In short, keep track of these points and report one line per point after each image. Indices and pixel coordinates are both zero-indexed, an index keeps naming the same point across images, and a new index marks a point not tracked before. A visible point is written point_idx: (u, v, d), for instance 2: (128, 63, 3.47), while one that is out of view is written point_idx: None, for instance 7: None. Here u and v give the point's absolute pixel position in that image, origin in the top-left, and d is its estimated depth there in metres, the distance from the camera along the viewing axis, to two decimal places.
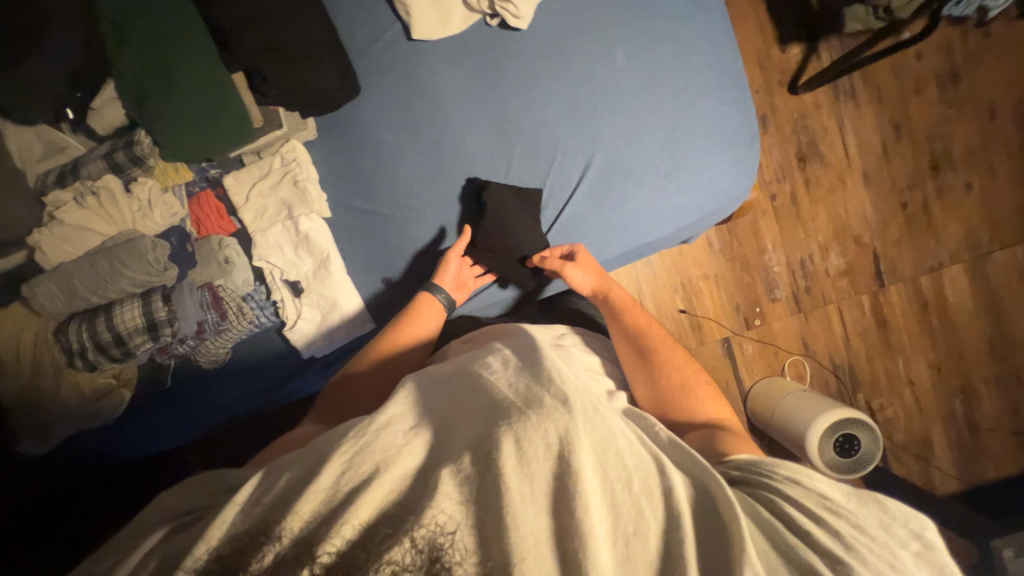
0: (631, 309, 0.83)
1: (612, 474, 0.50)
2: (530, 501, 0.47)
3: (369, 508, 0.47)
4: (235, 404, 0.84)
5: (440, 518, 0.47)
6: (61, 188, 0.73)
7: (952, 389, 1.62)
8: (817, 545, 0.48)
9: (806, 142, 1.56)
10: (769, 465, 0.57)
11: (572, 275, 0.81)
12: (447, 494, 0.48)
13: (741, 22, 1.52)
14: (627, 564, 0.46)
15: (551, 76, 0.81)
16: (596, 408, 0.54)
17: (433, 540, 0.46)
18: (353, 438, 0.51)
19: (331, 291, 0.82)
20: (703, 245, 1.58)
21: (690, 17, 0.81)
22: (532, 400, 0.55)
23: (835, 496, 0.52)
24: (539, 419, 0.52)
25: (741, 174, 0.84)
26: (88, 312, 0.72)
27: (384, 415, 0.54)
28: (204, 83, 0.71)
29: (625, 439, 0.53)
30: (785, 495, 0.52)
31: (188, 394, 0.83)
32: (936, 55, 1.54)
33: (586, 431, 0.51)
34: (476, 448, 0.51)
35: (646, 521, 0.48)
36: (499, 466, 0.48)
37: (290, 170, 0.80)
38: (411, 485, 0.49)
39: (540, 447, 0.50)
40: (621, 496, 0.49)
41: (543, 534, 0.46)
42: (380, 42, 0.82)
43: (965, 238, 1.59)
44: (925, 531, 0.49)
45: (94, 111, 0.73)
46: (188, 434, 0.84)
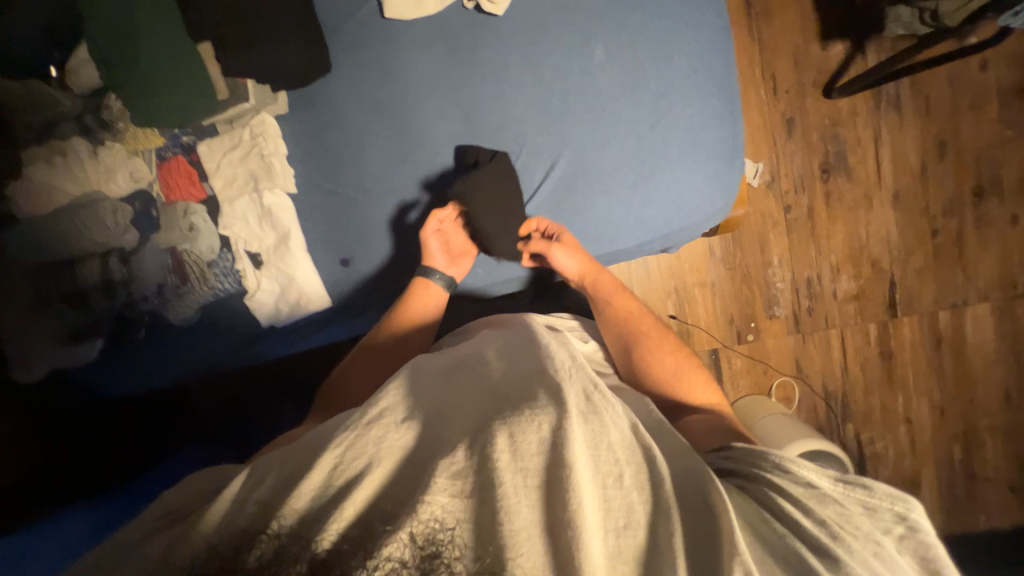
0: (615, 297, 0.83)
1: (605, 468, 0.49)
2: (525, 496, 0.46)
3: (362, 502, 0.46)
4: (205, 359, 0.87)
5: (436, 513, 0.46)
6: (41, 145, 0.74)
7: (954, 433, 1.52)
8: (805, 534, 0.47)
9: (833, 152, 1.43)
10: (759, 455, 0.56)
11: (556, 257, 0.78)
12: (441, 484, 0.47)
13: (779, 11, 1.38)
14: (617, 557, 0.45)
15: (524, 68, 0.78)
16: (589, 402, 0.54)
17: (431, 537, 0.45)
18: (348, 431, 0.52)
19: (289, 267, 0.85)
20: (704, 250, 1.49)
21: (680, 15, 0.76)
22: (528, 393, 0.56)
23: (823, 483, 0.50)
24: (532, 412, 0.52)
25: (716, 192, 0.79)
26: (52, 266, 0.76)
27: (377, 407, 0.54)
28: (171, 54, 0.75)
29: (618, 432, 0.53)
30: (774, 484, 0.51)
31: (158, 347, 0.85)
32: (1001, 67, 1.37)
33: (578, 425, 0.51)
34: (470, 440, 0.50)
35: (637, 514, 0.47)
36: (493, 460, 0.48)
37: (257, 144, 0.81)
38: (408, 476, 0.49)
39: (534, 440, 0.49)
40: (613, 490, 0.48)
41: (539, 530, 0.45)
42: (353, 18, 0.80)
43: (998, 275, 1.45)
44: (912, 512, 0.48)
45: (70, 71, 0.75)
46: (162, 380, 0.88)
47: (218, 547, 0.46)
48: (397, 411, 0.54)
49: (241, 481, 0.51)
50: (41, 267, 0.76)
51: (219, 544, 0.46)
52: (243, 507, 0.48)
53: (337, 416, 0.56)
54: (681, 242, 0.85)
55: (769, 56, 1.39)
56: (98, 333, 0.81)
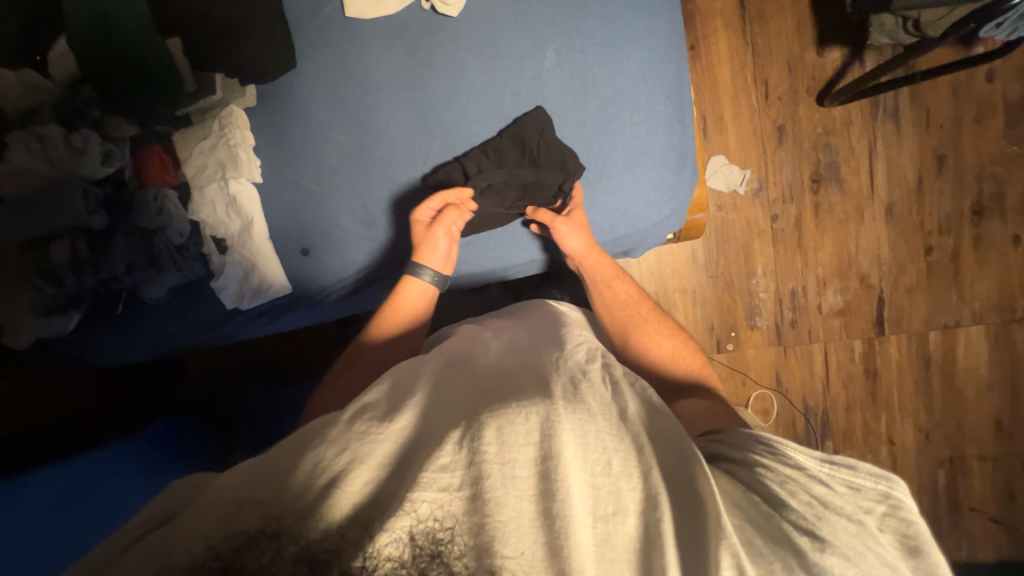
0: (614, 282, 0.84)
1: (593, 457, 0.53)
2: (514, 487, 0.50)
3: (354, 499, 0.49)
4: (178, 336, 0.95)
5: (429, 510, 0.49)
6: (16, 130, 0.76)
7: (939, 459, 1.46)
8: (791, 514, 0.49)
9: (825, 162, 1.39)
10: (751, 439, 0.58)
11: (565, 232, 0.80)
12: (432, 478, 0.50)
13: (774, 16, 1.34)
14: (606, 543, 0.49)
15: (478, 71, 0.80)
16: (575, 395, 0.58)
17: (428, 535, 0.49)
18: (335, 428, 0.54)
19: (251, 254, 0.89)
20: (686, 257, 1.46)
21: (631, 21, 0.76)
22: (517, 389, 0.60)
23: (811, 464, 0.53)
24: (519, 406, 0.56)
25: (663, 200, 0.81)
26: (26, 245, 0.78)
27: (360, 403, 0.57)
28: (139, 48, 0.77)
29: (605, 421, 0.56)
30: (764, 465, 0.54)
31: (136, 321, 0.93)
32: (1007, 81, 1.31)
33: (565, 417, 0.55)
34: (462, 432, 0.54)
35: (625, 502, 0.51)
36: (481, 453, 0.51)
37: (224, 134, 0.85)
38: (396, 468, 0.52)
39: (521, 432, 0.53)
40: (601, 478, 0.52)
41: (529, 521, 0.49)
42: (319, 17, 0.83)
43: (994, 297, 1.40)
44: (894, 491, 0.51)
45: (50, 61, 0.79)
46: (141, 354, 0.97)
47: (217, 547, 0.48)
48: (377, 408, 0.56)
49: (228, 477, 0.53)
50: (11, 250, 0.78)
51: (222, 541, 0.48)
52: (245, 509, 0.50)
53: (322, 415, 0.58)
54: (632, 244, 0.88)
55: (762, 61, 1.36)
56: (76, 307, 0.86)
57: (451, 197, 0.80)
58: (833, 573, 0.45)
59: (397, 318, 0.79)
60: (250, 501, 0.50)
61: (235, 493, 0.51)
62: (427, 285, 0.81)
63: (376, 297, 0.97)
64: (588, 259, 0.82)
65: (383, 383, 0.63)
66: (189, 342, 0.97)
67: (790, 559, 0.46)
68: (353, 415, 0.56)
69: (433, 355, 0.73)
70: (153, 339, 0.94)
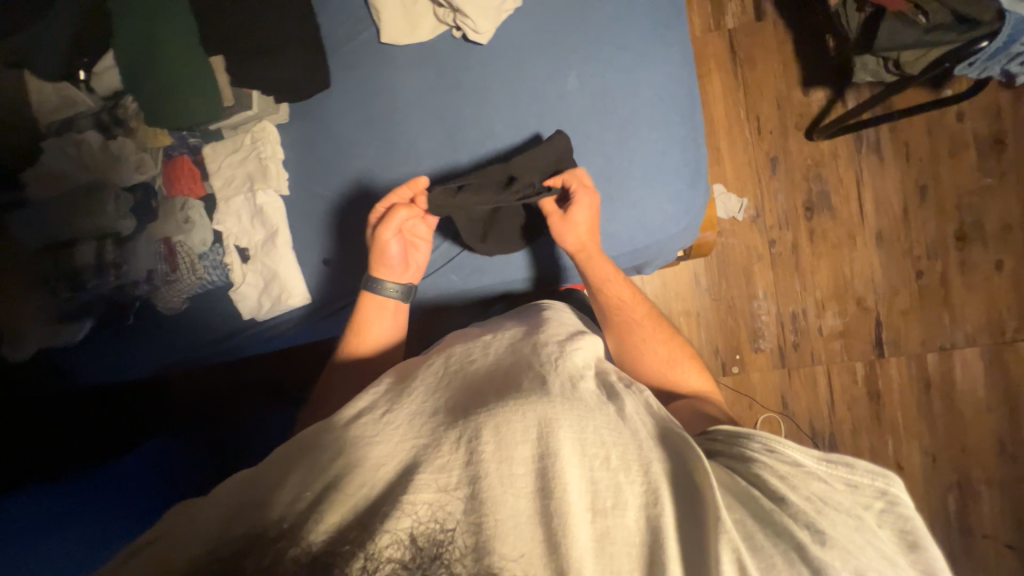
0: (609, 284, 0.83)
1: (590, 452, 0.52)
2: (512, 484, 0.49)
3: (351, 503, 0.48)
4: (177, 350, 0.92)
5: (428, 509, 0.48)
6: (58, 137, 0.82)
7: (948, 483, 1.46)
8: (792, 507, 0.49)
9: (817, 191, 1.48)
10: (745, 437, 0.59)
11: (564, 229, 0.81)
12: (429, 481, 0.50)
13: (764, 59, 1.46)
14: (606, 538, 0.48)
15: (503, 92, 0.86)
16: (573, 391, 0.58)
17: (427, 535, 0.47)
18: (332, 436, 0.56)
19: (274, 262, 0.90)
20: (689, 280, 1.51)
21: (647, 50, 0.83)
22: (512, 385, 0.59)
23: (808, 462, 0.54)
24: (517, 402, 0.55)
25: (679, 212, 0.85)
26: (54, 248, 0.82)
27: (358, 409, 0.59)
28: (184, 62, 0.82)
29: (602, 417, 0.56)
30: (762, 462, 0.54)
31: (138, 335, 0.91)
32: (979, 118, 1.42)
33: (563, 413, 0.54)
34: (459, 430, 0.53)
35: (624, 494, 0.50)
36: (479, 451, 0.51)
37: (255, 148, 0.88)
38: (394, 470, 0.51)
39: (518, 429, 0.53)
40: (600, 472, 0.51)
41: (529, 518, 0.48)
42: (353, 42, 0.89)
43: (986, 319, 1.45)
44: (891, 488, 0.52)
45: (96, 74, 0.84)
46: (138, 370, 0.94)
47: (217, 552, 0.45)
48: (374, 414, 0.58)
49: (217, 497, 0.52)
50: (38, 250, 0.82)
51: (220, 545, 0.45)
52: (236, 516, 0.48)
53: (319, 423, 0.59)
54: (642, 260, 0.91)
55: (753, 99, 1.47)
56: (88, 314, 0.87)
57: (403, 196, 0.82)
58: (834, 566, 0.44)
59: (370, 331, 0.83)
60: (245, 511, 0.49)
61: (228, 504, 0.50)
62: (392, 298, 0.85)
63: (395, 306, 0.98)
64: (584, 260, 0.83)
65: (379, 389, 0.64)
66: (197, 356, 0.93)
67: (790, 552, 0.46)
68: (351, 421, 0.58)
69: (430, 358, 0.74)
70: (155, 353, 0.91)
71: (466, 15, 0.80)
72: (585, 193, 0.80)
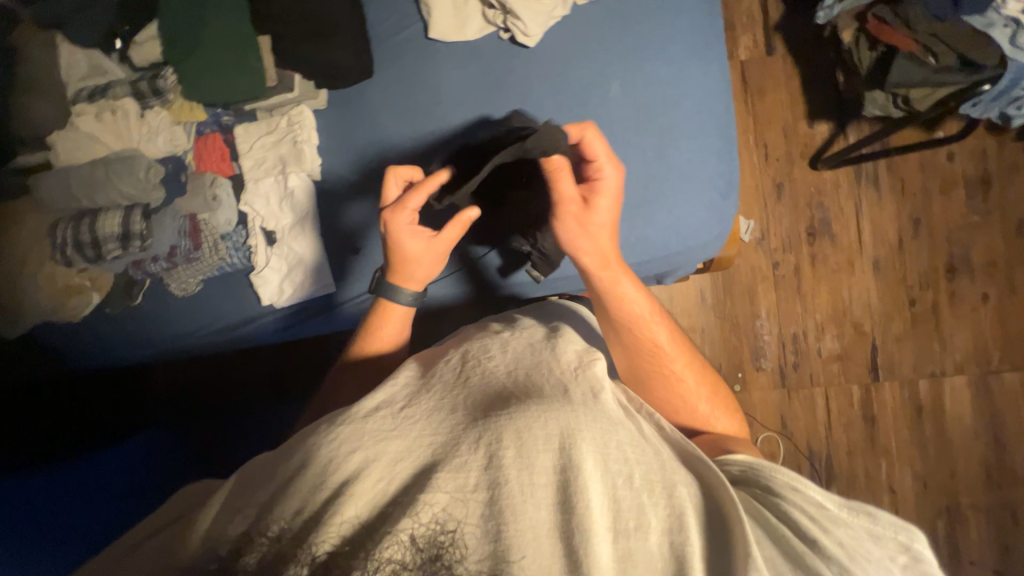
0: (641, 325, 0.74)
1: (613, 468, 0.50)
2: (532, 494, 0.47)
3: (364, 501, 0.47)
4: (175, 337, 0.90)
5: (439, 512, 0.46)
6: (89, 103, 0.84)
7: (937, 508, 1.49)
8: (823, 551, 0.48)
9: (818, 218, 1.54)
10: (770, 471, 0.56)
11: (584, 224, 0.74)
12: (444, 482, 0.47)
13: (772, 90, 1.54)
14: (627, 560, 0.45)
15: (546, 94, 0.87)
16: (597, 401, 0.55)
17: (432, 536, 0.45)
18: (346, 424, 0.53)
19: (300, 249, 0.88)
20: (695, 297, 1.54)
21: (688, 64, 0.86)
22: (531, 390, 0.56)
23: (829, 504, 0.51)
24: (539, 410, 0.52)
25: (712, 221, 0.88)
26: (76, 214, 0.82)
27: (375, 399, 0.57)
28: (229, 37, 0.82)
29: (625, 432, 0.53)
30: (787, 501, 0.52)
31: (139, 320, 0.89)
32: (968, 159, 1.52)
33: (586, 425, 0.51)
34: (477, 432, 0.51)
35: (647, 517, 0.47)
36: (498, 457, 0.49)
37: (292, 131, 0.86)
38: (409, 466, 0.50)
39: (540, 437, 0.50)
40: (623, 491, 0.49)
41: (548, 530, 0.46)
42: (400, 35, 0.90)
43: (973, 348, 1.51)
44: (915, 543, 0.49)
45: (136, 43, 0.83)
46: (131, 357, 0.91)
47: (219, 551, 0.46)
48: (392, 404, 0.56)
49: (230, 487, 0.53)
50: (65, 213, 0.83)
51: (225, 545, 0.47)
52: (247, 514, 0.49)
53: (331, 411, 0.57)
54: (669, 268, 0.92)
55: (762, 127, 1.54)
56: (96, 289, 0.86)
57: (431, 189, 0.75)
58: None
59: (380, 333, 0.79)
60: (256, 507, 0.49)
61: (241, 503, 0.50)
62: (405, 304, 0.79)
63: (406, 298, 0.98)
64: (612, 289, 0.75)
65: (397, 381, 0.61)
66: (199, 348, 0.92)
67: None
68: (369, 411, 0.55)
69: (446, 344, 0.71)
70: (138, 341, 0.90)
71: (518, 17, 0.82)
72: (607, 171, 0.73)
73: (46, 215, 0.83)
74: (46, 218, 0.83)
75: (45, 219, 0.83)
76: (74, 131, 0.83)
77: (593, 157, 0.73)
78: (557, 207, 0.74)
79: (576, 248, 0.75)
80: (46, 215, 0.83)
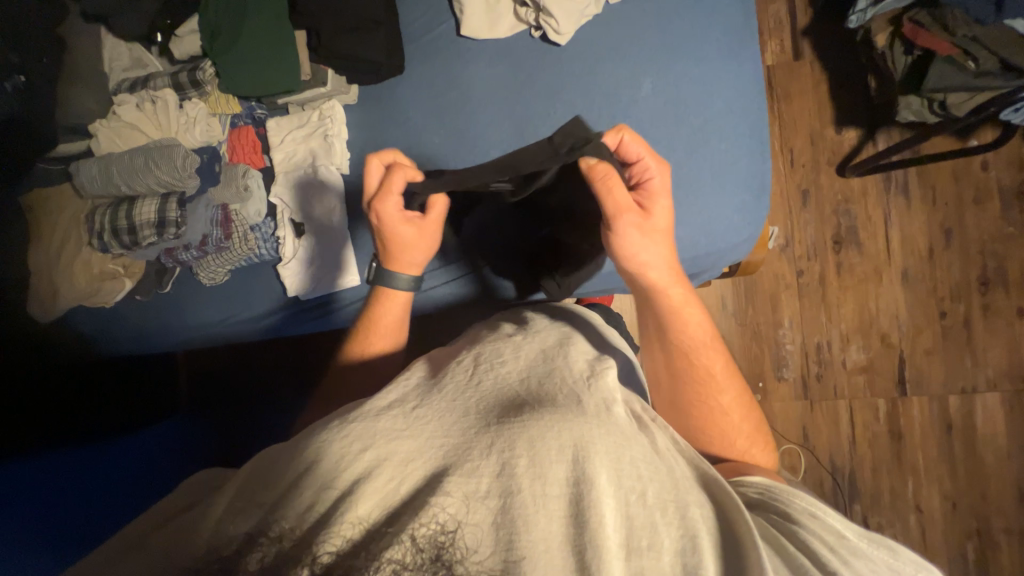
0: (701, 353, 0.71)
1: (626, 484, 0.43)
2: (543, 505, 0.41)
3: (375, 500, 0.41)
4: (201, 326, 0.93)
5: (452, 514, 0.40)
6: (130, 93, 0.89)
7: (966, 529, 1.44)
8: None
9: (845, 226, 1.51)
10: (789, 495, 0.51)
11: (648, 234, 0.69)
12: (456, 485, 0.42)
13: (799, 96, 1.51)
14: None
15: (576, 93, 0.87)
16: (609, 409, 0.49)
17: (435, 537, 0.39)
18: (357, 422, 0.47)
19: (325, 244, 0.88)
20: (715, 303, 1.51)
21: (721, 64, 0.85)
22: (546, 394, 0.50)
23: (849, 535, 0.46)
24: (552, 416, 0.46)
25: (743, 222, 0.86)
26: (116, 201, 0.85)
27: (386, 395, 0.51)
28: (266, 32, 0.83)
29: (640, 447, 0.46)
30: (807, 528, 0.46)
31: (167, 307, 0.93)
32: (1003, 169, 1.48)
33: (599, 437, 0.45)
34: (491, 436, 0.45)
35: (660, 538, 0.41)
36: (511, 465, 0.42)
37: (323, 125, 0.87)
38: (421, 465, 0.44)
39: (553, 446, 0.43)
40: (636, 508, 0.42)
41: (558, 544, 0.39)
42: (432, 33, 0.91)
43: (1007, 364, 1.46)
44: None
45: (178, 37, 0.87)
46: (159, 346, 0.95)
47: (223, 551, 0.39)
48: (405, 400, 0.50)
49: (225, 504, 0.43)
50: (103, 200, 0.87)
51: (226, 545, 0.39)
52: (249, 516, 0.41)
53: (341, 407, 0.52)
54: (694, 271, 0.91)
55: (787, 133, 1.52)
56: (129, 275, 0.89)
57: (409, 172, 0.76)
58: None
59: (381, 332, 0.78)
60: (264, 506, 0.42)
61: (245, 501, 0.43)
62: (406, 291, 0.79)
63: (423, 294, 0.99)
64: (678, 308, 0.71)
65: (408, 380, 0.55)
66: (222, 337, 0.94)
67: None
68: (381, 406, 0.50)
69: (456, 344, 0.67)
70: (165, 328, 0.93)
71: (550, 15, 0.82)
72: (655, 171, 0.72)
73: (88, 203, 0.87)
74: (87, 205, 0.87)
75: (87, 207, 0.87)
76: (117, 119, 0.87)
77: (637, 158, 0.72)
78: (614, 220, 0.69)
79: (641, 263, 0.70)
80: (88, 203, 0.87)
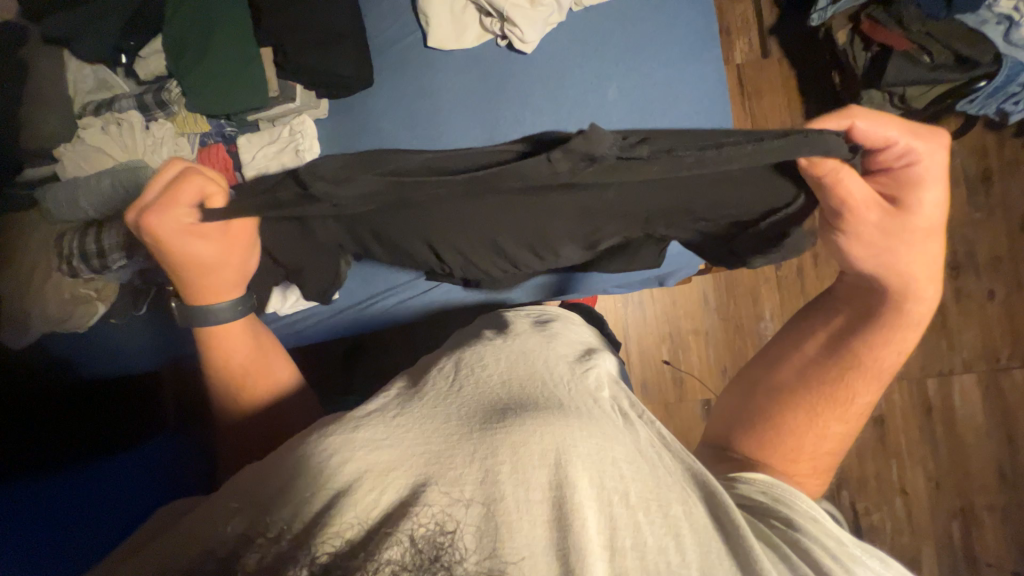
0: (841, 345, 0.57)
1: (608, 485, 0.42)
2: (528, 509, 0.40)
3: (363, 506, 0.39)
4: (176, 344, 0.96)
5: (438, 512, 0.38)
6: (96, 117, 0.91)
7: (951, 508, 1.47)
8: None
9: None
10: (788, 495, 0.48)
11: (906, 234, 0.51)
12: (447, 491, 0.40)
13: (771, 91, 1.53)
14: None
15: (545, 98, 0.88)
16: (592, 411, 0.48)
17: (433, 536, 0.36)
18: (337, 432, 0.45)
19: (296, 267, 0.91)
20: (698, 300, 1.52)
21: (684, 65, 0.87)
22: (528, 399, 0.48)
23: (845, 541, 0.44)
24: (537, 420, 0.45)
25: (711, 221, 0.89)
26: (83, 224, 0.83)
27: (366, 407, 0.49)
28: (231, 49, 0.83)
29: (621, 447, 0.45)
30: (805, 530, 0.44)
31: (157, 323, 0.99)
32: (967, 156, 1.52)
33: (580, 439, 0.44)
34: (477, 441, 0.44)
35: (643, 537, 0.40)
36: (495, 472, 0.41)
37: (293, 140, 0.87)
38: (408, 471, 0.42)
39: (536, 452, 0.43)
40: (617, 508, 0.41)
41: (544, 549, 0.38)
42: (400, 45, 0.92)
43: (981, 346, 1.50)
44: None
45: (142, 58, 0.89)
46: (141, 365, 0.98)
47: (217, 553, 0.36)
48: (389, 408, 0.48)
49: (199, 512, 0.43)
50: (69, 224, 0.85)
51: (219, 546, 0.37)
52: (242, 519, 0.39)
53: (324, 418, 0.50)
54: (668, 269, 1.01)
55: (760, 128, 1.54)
56: (101, 299, 0.90)
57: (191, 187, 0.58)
58: None
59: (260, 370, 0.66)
60: (258, 506, 0.40)
61: (242, 501, 0.42)
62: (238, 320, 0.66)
63: (405, 303, 1.02)
64: (897, 309, 0.55)
65: (389, 390, 0.53)
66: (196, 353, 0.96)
67: None
68: (360, 417, 0.48)
69: (438, 350, 0.63)
70: (172, 345, 0.99)
71: (514, 24, 0.83)
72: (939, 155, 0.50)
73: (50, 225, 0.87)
74: (51, 228, 0.86)
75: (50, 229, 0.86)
76: (81, 142, 0.87)
77: (885, 143, 0.50)
78: (850, 217, 0.51)
79: (887, 265, 0.53)
80: (50, 225, 0.86)
